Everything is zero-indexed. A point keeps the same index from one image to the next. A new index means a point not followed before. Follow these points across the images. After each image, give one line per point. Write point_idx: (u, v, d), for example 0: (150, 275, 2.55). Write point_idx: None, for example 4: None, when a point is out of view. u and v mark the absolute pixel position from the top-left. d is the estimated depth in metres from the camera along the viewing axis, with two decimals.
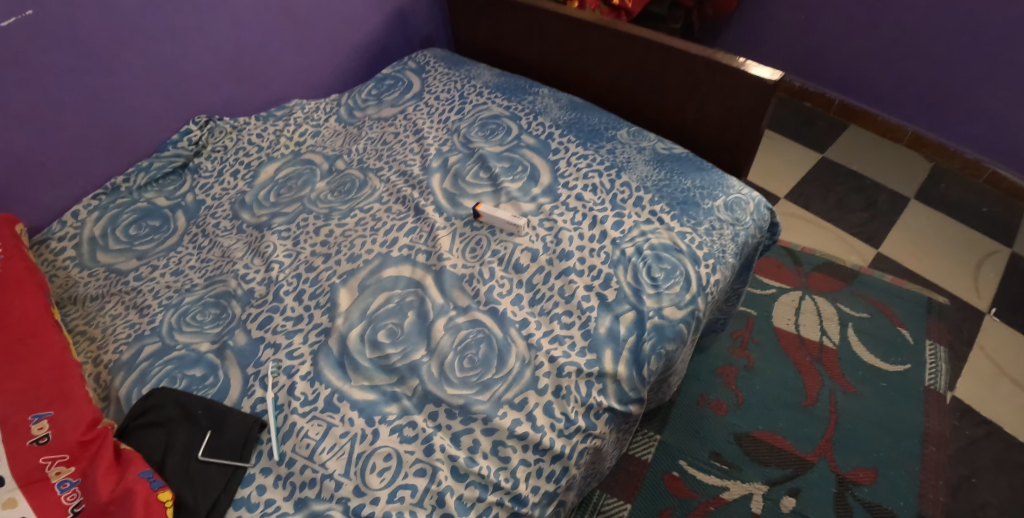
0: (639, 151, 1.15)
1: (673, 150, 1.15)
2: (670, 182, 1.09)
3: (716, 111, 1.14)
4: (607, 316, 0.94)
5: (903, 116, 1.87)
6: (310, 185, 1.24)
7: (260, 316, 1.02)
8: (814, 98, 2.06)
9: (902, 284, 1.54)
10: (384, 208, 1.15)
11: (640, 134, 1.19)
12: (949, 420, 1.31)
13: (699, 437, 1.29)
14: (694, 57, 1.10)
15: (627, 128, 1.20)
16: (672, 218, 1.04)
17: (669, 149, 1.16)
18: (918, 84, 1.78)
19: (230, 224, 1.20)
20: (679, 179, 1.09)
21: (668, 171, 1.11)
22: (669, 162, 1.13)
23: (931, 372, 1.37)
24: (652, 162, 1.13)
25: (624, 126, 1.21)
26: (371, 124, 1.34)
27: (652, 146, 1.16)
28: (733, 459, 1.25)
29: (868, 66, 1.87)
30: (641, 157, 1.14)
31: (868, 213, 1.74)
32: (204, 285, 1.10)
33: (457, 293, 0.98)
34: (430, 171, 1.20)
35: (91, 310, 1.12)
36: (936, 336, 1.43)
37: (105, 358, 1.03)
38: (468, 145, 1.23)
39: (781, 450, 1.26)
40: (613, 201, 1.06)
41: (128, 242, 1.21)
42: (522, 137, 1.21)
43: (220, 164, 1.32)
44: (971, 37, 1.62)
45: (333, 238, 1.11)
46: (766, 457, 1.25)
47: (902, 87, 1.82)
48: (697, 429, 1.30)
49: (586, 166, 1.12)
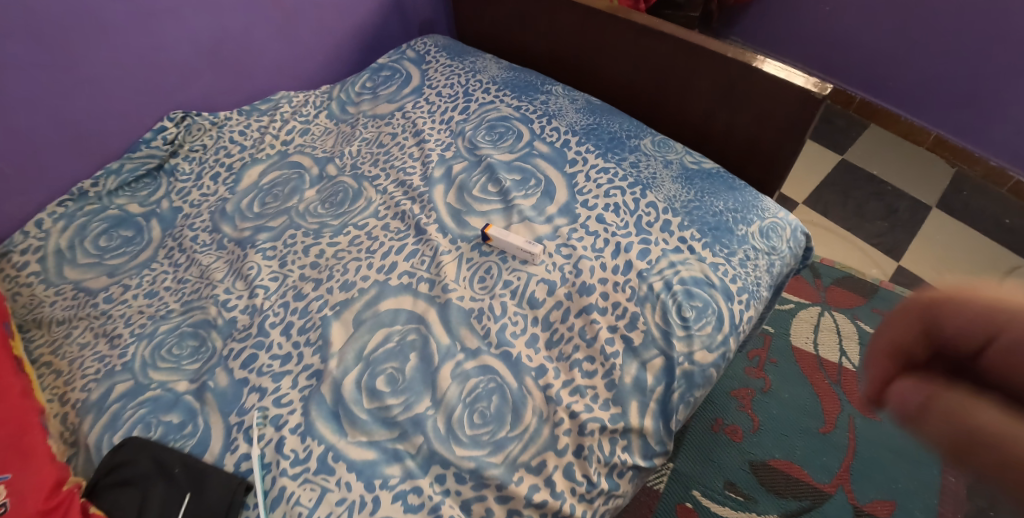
0: (666, 165, 1.03)
1: (703, 165, 1.04)
2: (700, 203, 0.98)
3: (750, 122, 1.02)
4: (633, 362, 0.85)
5: (927, 119, 1.74)
6: (298, 193, 1.12)
7: (243, 354, 0.92)
8: (834, 95, 1.92)
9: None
10: (381, 226, 1.04)
11: (665, 145, 1.07)
12: None
13: (713, 465, 1.21)
14: (731, 61, 0.97)
15: (651, 137, 1.08)
16: (703, 248, 0.93)
17: (697, 163, 1.05)
18: (944, 84, 1.65)
19: (209, 238, 1.08)
20: (709, 200, 0.98)
21: (698, 191, 1.00)
22: (698, 179, 1.01)
23: None
24: (680, 178, 1.01)
25: (647, 134, 1.09)
26: (365, 123, 1.21)
27: (679, 160, 1.05)
28: (749, 490, 1.18)
29: (892, 64, 1.73)
30: (669, 172, 1.02)
31: (888, 221, 1.64)
32: (180, 311, 1.00)
33: (465, 332, 0.89)
34: (432, 181, 1.08)
35: (58, 336, 1.01)
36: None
37: (73, 396, 0.93)
38: (474, 152, 1.10)
39: (799, 481, 1.19)
40: (637, 225, 0.95)
41: (98, 256, 1.09)
42: (534, 143, 1.08)
43: (199, 165, 1.19)
44: (1004, 39, 1.48)
45: (324, 260, 1.01)
46: (782, 488, 1.18)
47: (927, 89, 1.69)
48: (711, 457, 1.22)
49: (609, 183, 1.00)
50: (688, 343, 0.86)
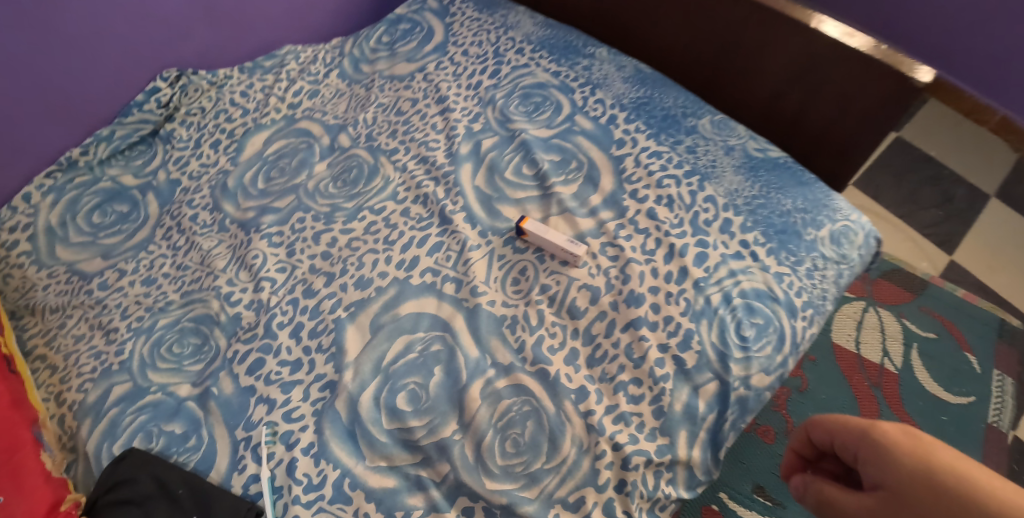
0: (726, 152, 0.90)
1: (769, 153, 0.91)
2: (766, 200, 0.85)
3: (829, 107, 0.87)
4: (685, 388, 0.76)
5: (997, 100, 1.49)
6: (307, 167, 0.99)
7: (248, 358, 0.84)
8: None
9: (975, 302, 1.32)
10: (400, 211, 0.93)
11: (726, 125, 0.93)
12: (1006, 462, 1.13)
13: (743, 467, 1.13)
14: (815, 34, 0.83)
15: (710, 116, 0.94)
16: (767, 255, 0.81)
17: (763, 151, 0.91)
18: None
19: (210, 217, 0.97)
20: (775, 196, 0.86)
21: (764, 184, 0.87)
22: (764, 170, 0.88)
23: (995, 407, 1.18)
24: (743, 168, 0.89)
25: (706, 111, 0.95)
26: (382, 85, 1.07)
27: (741, 145, 0.91)
28: (779, 495, 1.10)
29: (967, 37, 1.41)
30: (730, 160, 0.89)
31: (943, 210, 1.48)
32: (180, 304, 0.91)
33: (495, 344, 0.81)
34: (458, 158, 0.96)
35: (52, 325, 0.93)
36: (1005, 366, 1.23)
37: (69, 396, 0.86)
38: (506, 125, 0.97)
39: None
40: (692, 223, 0.84)
41: (92, 234, 0.99)
42: (576, 118, 0.95)
43: (197, 131, 1.06)
44: None
45: (337, 250, 0.90)
46: None
47: (1001, 67, 1.41)
48: (740, 459, 1.14)
49: (662, 171, 0.88)
50: (746, 366, 0.76)
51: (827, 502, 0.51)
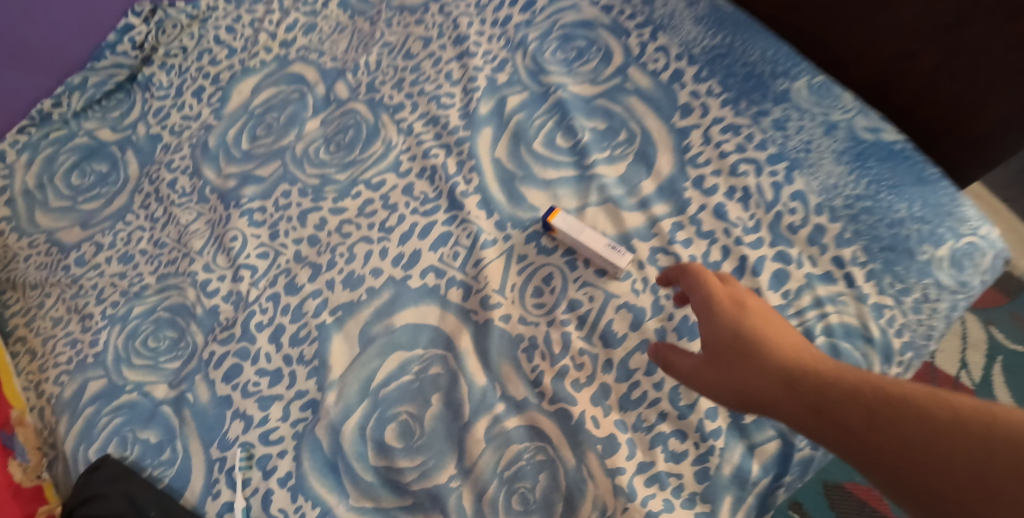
0: (827, 130, 0.67)
1: (884, 136, 0.66)
2: (874, 202, 0.62)
3: (975, 82, 0.67)
4: (739, 447, 0.62)
5: None
6: (297, 125, 0.82)
7: (224, 363, 0.73)
8: None
9: None
10: (401, 187, 0.75)
11: (830, 92, 0.68)
12: None
13: None
14: None
15: (808, 76, 0.70)
16: (865, 278, 0.60)
17: (874, 131, 0.66)
18: None
19: (189, 184, 0.83)
20: (887, 198, 0.63)
21: (871, 179, 0.64)
22: (875, 159, 0.65)
23: None
24: (848, 155, 0.65)
25: (803, 69, 0.70)
26: (389, 19, 0.87)
27: (847, 122, 0.67)
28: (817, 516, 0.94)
29: None
30: (832, 143, 0.66)
31: None
32: (155, 289, 0.79)
33: (508, 371, 0.66)
34: (476, 121, 0.76)
35: (32, 304, 0.84)
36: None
37: (47, 388, 0.79)
38: (539, 77, 0.78)
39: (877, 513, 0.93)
40: (771, 227, 0.64)
41: (71, 198, 0.88)
42: (630, 71, 0.75)
43: (178, 76, 0.90)
44: None
45: (326, 235, 0.75)
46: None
47: None
48: None
49: (738, 153, 0.67)
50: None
51: (670, 362, 0.56)
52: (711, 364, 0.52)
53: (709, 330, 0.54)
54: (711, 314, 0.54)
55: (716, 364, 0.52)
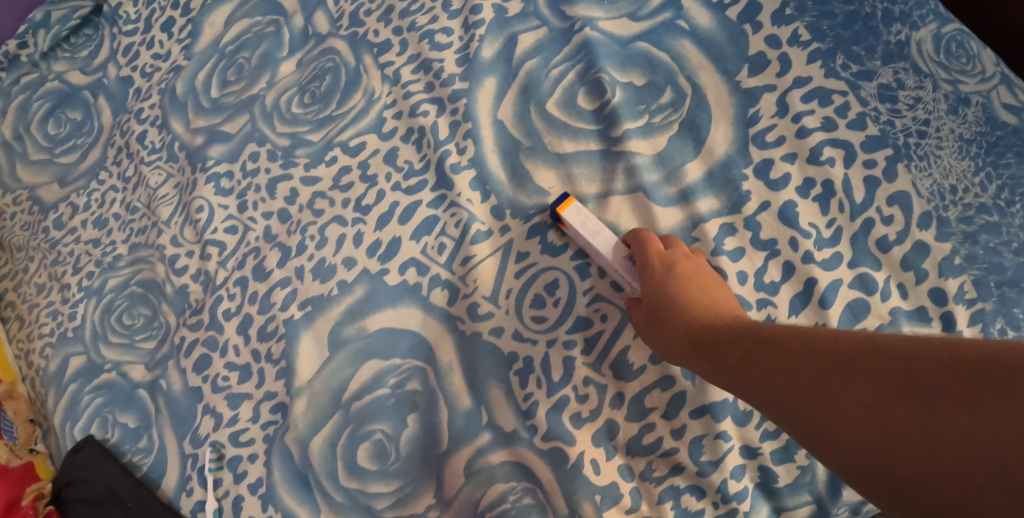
0: (955, 106, 0.51)
1: None
2: (1000, 217, 0.48)
3: None
4: (764, 510, 0.50)
5: None
6: (270, 67, 0.68)
7: (194, 352, 0.65)
8: None
9: None
10: (383, 153, 0.61)
11: (965, 46, 0.53)
12: None
13: None
14: None
15: (937, 23, 0.54)
16: (969, 322, 0.46)
17: (1017, 111, 0.51)
18: None
19: (159, 138, 0.73)
20: (1022, 210, 0.48)
21: (1002, 182, 0.49)
22: (1012, 155, 0.50)
23: None
24: (979, 144, 0.51)
25: (930, 10, 0.54)
26: None
27: (982, 96, 0.52)
28: None
29: None
30: (959, 125, 0.51)
31: None
32: (128, 260, 0.72)
33: (497, 396, 0.54)
34: (475, 69, 0.60)
35: (18, 267, 0.79)
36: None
37: (35, 359, 0.75)
38: (563, 9, 0.59)
39: None
40: (854, 240, 0.49)
41: (49, 149, 0.80)
42: (685, 3, 0.56)
43: (147, 6, 0.78)
44: None
45: (297, 210, 0.63)
46: None
47: None
48: None
49: (823, 132, 0.51)
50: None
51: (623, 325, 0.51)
52: (644, 323, 0.48)
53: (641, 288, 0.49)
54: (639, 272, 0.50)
55: (648, 325, 0.47)
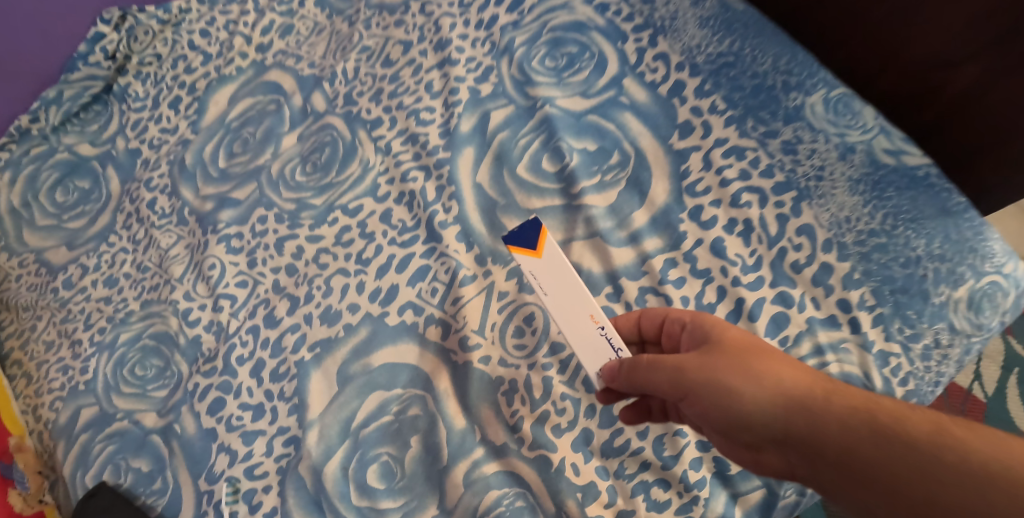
0: (843, 153, 0.61)
1: (907, 156, 0.60)
2: (888, 239, 0.58)
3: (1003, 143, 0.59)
4: (722, 495, 0.60)
5: None
6: (273, 141, 0.78)
7: (208, 396, 0.72)
8: None
9: None
10: (379, 214, 0.71)
11: (849, 106, 0.63)
12: None
13: None
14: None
15: (826, 89, 0.64)
16: (872, 324, 0.57)
17: (895, 153, 0.61)
18: None
19: (169, 204, 0.81)
20: (904, 232, 0.58)
21: (890, 212, 0.59)
22: (893, 190, 0.59)
23: None
24: (865, 183, 0.60)
25: (821, 79, 0.64)
26: (368, 19, 0.81)
27: (866, 144, 0.61)
28: None
29: None
30: (847, 168, 0.61)
31: None
32: (140, 315, 0.79)
33: (488, 414, 0.63)
34: (456, 141, 0.71)
35: (24, 326, 0.85)
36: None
37: (44, 413, 0.80)
38: (525, 89, 0.71)
39: None
40: (772, 265, 0.60)
41: (56, 216, 0.87)
42: (625, 82, 0.69)
43: (154, 85, 0.87)
44: None
45: (303, 265, 0.72)
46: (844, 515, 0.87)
47: None
48: None
49: (740, 182, 0.63)
50: None
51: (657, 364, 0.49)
52: (707, 359, 0.47)
53: (691, 337, 0.51)
54: (686, 325, 0.53)
55: (712, 364, 0.47)
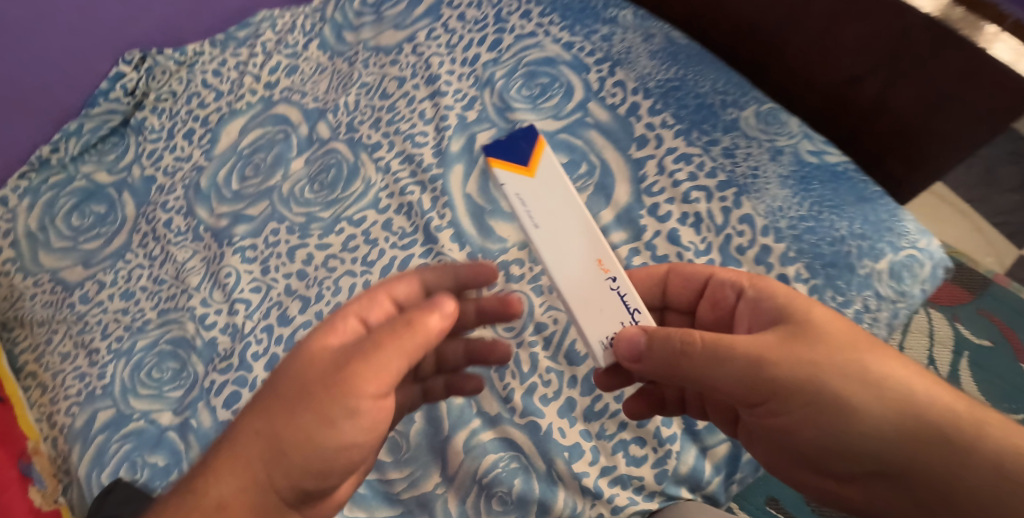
0: (773, 155, 0.74)
1: (827, 157, 0.73)
2: (816, 222, 0.69)
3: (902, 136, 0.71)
4: (693, 449, 0.69)
5: None
6: (283, 165, 0.88)
7: (224, 390, 0.78)
8: None
9: None
10: (381, 223, 0.81)
11: (778, 118, 0.76)
12: None
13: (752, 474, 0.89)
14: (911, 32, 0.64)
15: (757, 105, 0.77)
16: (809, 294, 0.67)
17: (818, 154, 0.73)
18: None
19: (185, 223, 0.90)
20: (828, 216, 0.69)
21: (816, 201, 0.70)
22: (818, 182, 0.71)
23: None
24: (793, 179, 0.72)
25: (753, 98, 0.78)
26: (366, 59, 0.93)
27: (793, 147, 0.74)
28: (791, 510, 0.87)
29: None
30: (777, 167, 0.73)
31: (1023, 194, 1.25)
32: (157, 323, 0.86)
33: (482, 390, 0.73)
34: (447, 158, 0.83)
35: (39, 340, 0.90)
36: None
37: (59, 419, 0.85)
38: (505, 114, 0.83)
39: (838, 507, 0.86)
40: (721, 249, 0.72)
41: (72, 238, 0.94)
42: (589, 106, 0.82)
43: (170, 119, 0.97)
44: None
45: (313, 269, 0.81)
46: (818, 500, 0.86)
47: None
48: None
49: (690, 182, 0.75)
50: None
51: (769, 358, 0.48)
52: (822, 360, 0.48)
53: (765, 308, 0.53)
54: (742, 292, 0.56)
55: (835, 371, 0.47)
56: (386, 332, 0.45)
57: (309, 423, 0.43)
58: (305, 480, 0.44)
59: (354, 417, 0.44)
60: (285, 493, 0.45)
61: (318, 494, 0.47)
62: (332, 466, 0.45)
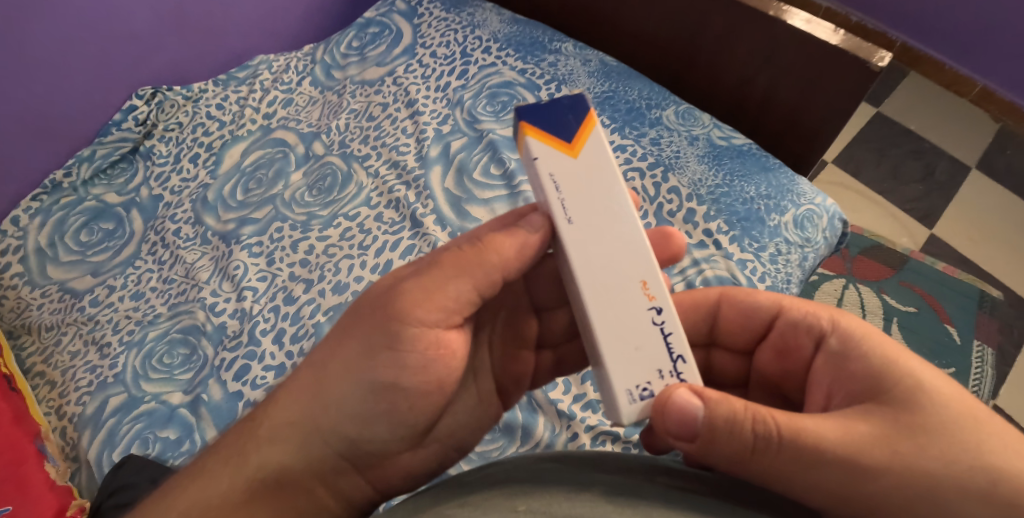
0: (691, 141, 0.94)
1: (733, 141, 0.94)
2: (729, 189, 0.88)
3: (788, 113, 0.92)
4: None
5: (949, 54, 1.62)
6: (284, 177, 1.03)
7: (235, 364, 0.86)
8: (875, 38, 1.71)
9: (954, 275, 1.31)
10: (373, 216, 0.95)
11: (690, 115, 0.98)
12: None
13: None
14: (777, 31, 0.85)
15: (675, 106, 0.99)
16: (730, 242, 0.84)
17: (727, 139, 0.95)
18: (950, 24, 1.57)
19: (192, 231, 1.01)
20: (738, 184, 0.89)
21: (728, 172, 0.90)
22: (728, 158, 0.92)
23: (976, 376, 1.16)
24: (707, 158, 0.92)
25: (671, 101, 0.99)
26: (353, 90, 1.11)
27: (705, 135, 0.95)
28: None
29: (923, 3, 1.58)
30: (694, 150, 0.93)
31: (924, 185, 1.48)
32: (168, 316, 0.94)
33: None
34: (427, 162, 0.99)
35: (47, 343, 0.96)
36: (985, 336, 1.21)
37: (68, 409, 0.89)
38: (474, 126, 1.01)
39: None
40: (656, 216, 0.89)
41: (80, 252, 1.03)
42: None
43: (176, 146, 1.11)
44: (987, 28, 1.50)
45: (315, 257, 0.93)
46: None
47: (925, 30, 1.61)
48: None
49: (627, 165, 0.93)
50: None
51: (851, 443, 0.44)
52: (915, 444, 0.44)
53: (853, 367, 0.50)
54: (822, 342, 0.54)
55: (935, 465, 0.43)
56: (454, 252, 0.52)
57: (353, 359, 0.53)
58: (345, 423, 0.53)
59: (392, 349, 0.51)
60: (329, 432, 0.54)
61: (360, 443, 0.55)
62: (368, 412, 0.53)
